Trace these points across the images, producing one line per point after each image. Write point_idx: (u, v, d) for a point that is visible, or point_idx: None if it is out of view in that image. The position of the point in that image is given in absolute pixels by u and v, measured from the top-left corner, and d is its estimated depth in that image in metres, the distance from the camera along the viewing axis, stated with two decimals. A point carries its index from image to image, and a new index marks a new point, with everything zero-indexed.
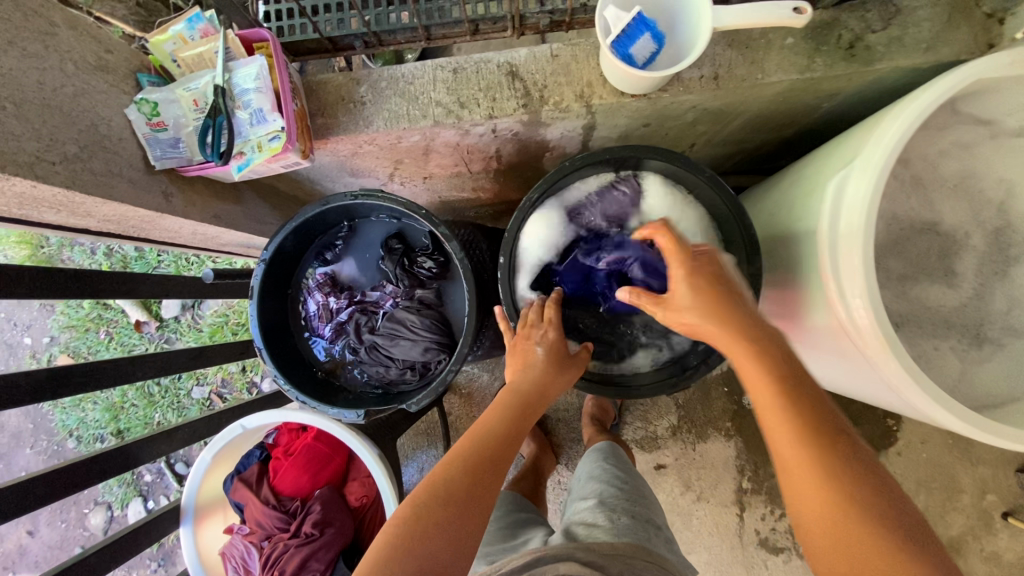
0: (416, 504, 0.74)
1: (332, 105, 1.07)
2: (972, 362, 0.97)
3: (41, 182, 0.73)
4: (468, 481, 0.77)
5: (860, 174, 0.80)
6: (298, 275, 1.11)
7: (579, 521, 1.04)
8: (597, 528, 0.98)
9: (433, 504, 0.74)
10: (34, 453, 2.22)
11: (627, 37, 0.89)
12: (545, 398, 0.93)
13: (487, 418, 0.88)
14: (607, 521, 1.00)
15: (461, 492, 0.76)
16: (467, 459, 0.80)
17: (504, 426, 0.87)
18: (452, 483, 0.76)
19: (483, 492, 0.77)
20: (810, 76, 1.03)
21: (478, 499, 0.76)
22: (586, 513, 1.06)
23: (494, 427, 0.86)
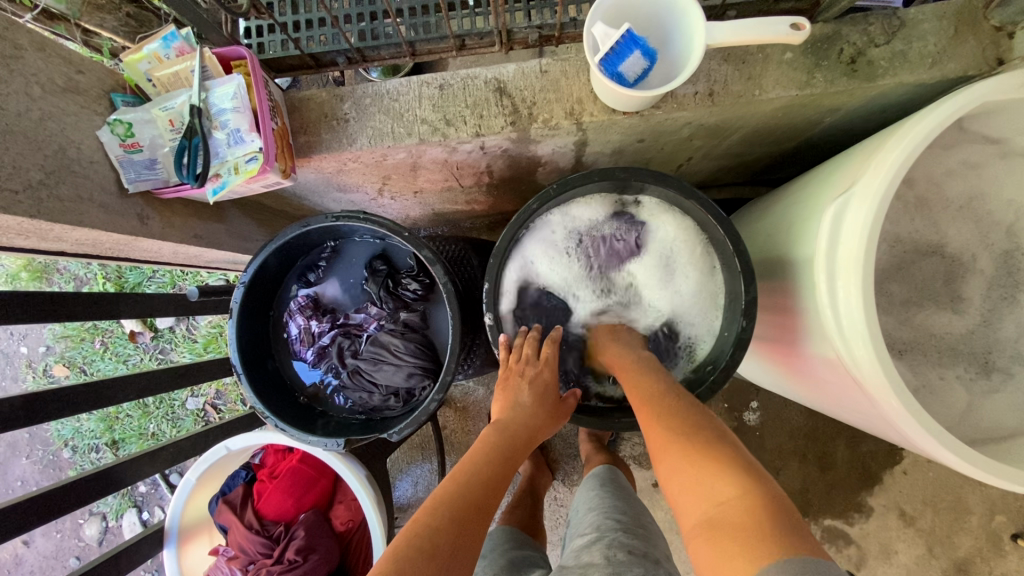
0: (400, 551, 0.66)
1: (315, 123, 1.05)
2: (981, 393, 0.93)
3: (2, 212, 0.71)
4: (455, 529, 0.71)
5: (860, 200, 0.75)
6: (280, 297, 1.08)
7: (576, 561, 1.02)
8: (593, 569, 0.95)
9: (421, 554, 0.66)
10: (30, 462, 2.21)
11: (615, 55, 0.86)
12: (531, 442, 0.91)
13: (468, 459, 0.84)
14: (604, 558, 0.97)
15: (446, 539, 0.69)
16: (450, 503, 0.74)
17: (491, 467, 0.83)
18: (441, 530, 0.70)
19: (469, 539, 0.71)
20: (809, 92, 0.98)
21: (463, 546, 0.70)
22: (583, 551, 1.03)
23: (480, 472, 0.81)
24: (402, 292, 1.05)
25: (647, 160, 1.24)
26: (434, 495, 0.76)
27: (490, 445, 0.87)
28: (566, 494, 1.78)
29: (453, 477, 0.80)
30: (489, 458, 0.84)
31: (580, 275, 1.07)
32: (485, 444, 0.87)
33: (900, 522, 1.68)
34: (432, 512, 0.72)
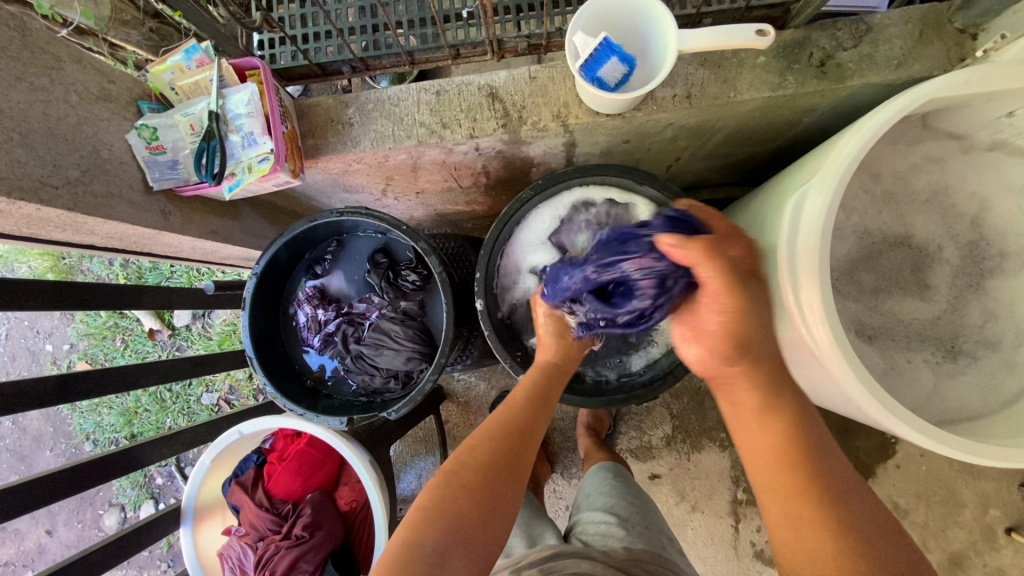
0: (457, 483, 0.78)
1: (322, 127, 1.13)
2: (946, 375, 0.98)
3: (45, 206, 0.80)
4: (504, 460, 0.82)
5: (815, 192, 0.82)
6: (290, 288, 1.16)
7: (591, 532, 1.09)
8: (612, 539, 1.03)
9: (475, 486, 0.78)
10: (54, 455, 2.32)
11: (594, 61, 0.93)
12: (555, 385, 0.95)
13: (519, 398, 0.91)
14: (620, 530, 1.06)
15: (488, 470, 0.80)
16: (505, 443, 0.84)
17: (535, 399, 0.92)
18: (494, 461, 0.81)
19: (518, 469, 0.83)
20: (782, 93, 1.05)
21: (512, 478, 0.81)
22: (598, 523, 1.10)
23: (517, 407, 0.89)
24: (401, 283, 1.12)
25: (635, 160, 1.31)
26: (489, 425, 0.87)
27: (540, 378, 0.95)
28: (564, 487, 1.84)
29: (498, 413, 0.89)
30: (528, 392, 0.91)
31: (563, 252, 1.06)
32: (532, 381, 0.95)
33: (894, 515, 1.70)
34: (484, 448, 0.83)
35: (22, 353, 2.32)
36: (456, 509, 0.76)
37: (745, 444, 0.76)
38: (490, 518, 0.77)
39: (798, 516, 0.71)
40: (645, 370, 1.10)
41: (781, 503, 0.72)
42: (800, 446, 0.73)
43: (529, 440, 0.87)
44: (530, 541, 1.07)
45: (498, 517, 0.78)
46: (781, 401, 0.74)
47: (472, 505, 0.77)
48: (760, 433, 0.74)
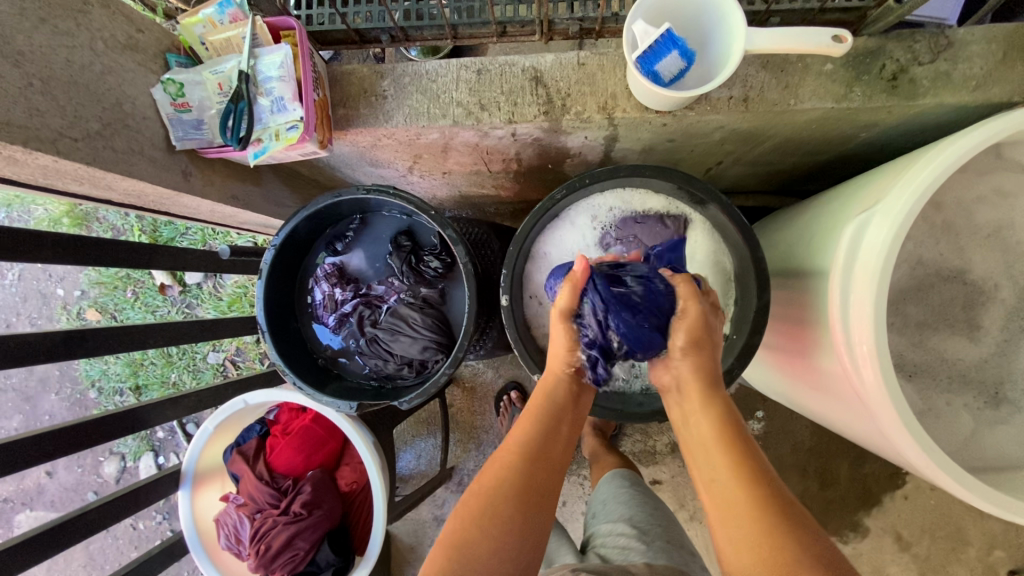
0: (469, 512, 0.75)
1: (354, 97, 1.07)
2: (986, 423, 0.92)
3: (63, 158, 0.76)
4: (524, 482, 0.77)
5: (880, 221, 0.75)
6: (309, 261, 1.12)
7: (610, 545, 1.08)
8: (632, 553, 1.02)
9: (486, 509, 0.74)
10: (58, 399, 2.32)
11: (653, 53, 0.87)
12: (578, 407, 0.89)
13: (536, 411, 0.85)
14: (641, 544, 1.04)
15: (524, 483, 0.77)
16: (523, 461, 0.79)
17: (551, 409, 0.85)
18: (514, 479, 0.77)
19: (529, 489, 0.77)
20: (846, 106, 0.98)
21: (531, 501, 0.76)
22: (616, 536, 1.09)
23: (542, 420, 0.84)
24: (423, 268, 1.08)
25: (676, 160, 1.24)
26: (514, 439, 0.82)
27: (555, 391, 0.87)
28: (562, 483, 1.82)
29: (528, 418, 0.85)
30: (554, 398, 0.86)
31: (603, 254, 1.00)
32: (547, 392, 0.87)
33: (895, 546, 1.66)
34: (496, 470, 0.79)
35: (34, 295, 2.31)
36: (468, 534, 0.72)
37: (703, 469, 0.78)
38: (506, 545, 0.72)
39: (735, 511, 0.70)
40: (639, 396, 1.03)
41: (724, 501, 0.72)
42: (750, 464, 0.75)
43: (544, 453, 0.81)
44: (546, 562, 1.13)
45: (523, 551, 0.73)
46: (721, 413, 0.81)
47: (482, 533, 0.72)
48: (707, 443, 0.78)
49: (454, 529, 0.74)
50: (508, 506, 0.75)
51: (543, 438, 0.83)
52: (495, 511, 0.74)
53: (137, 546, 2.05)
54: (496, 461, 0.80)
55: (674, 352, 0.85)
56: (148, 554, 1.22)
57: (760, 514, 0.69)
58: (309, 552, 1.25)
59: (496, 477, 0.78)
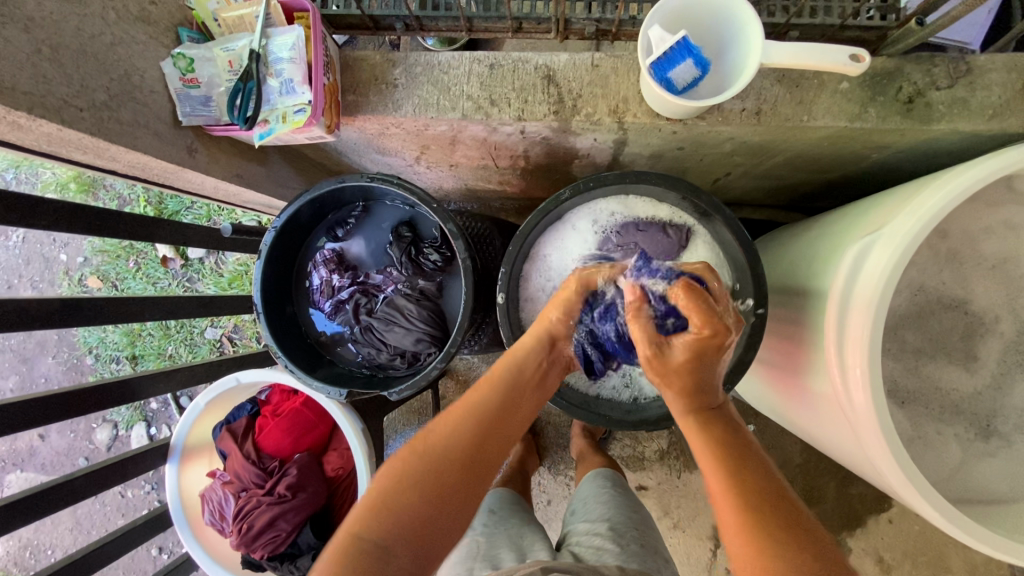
0: (406, 465, 0.74)
1: (364, 83, 1.07)
2: (976, 454, 0.92)
3: (67, 126, 0.76)
4: (466, 449, 0.76)
5: (884, 245, 0.74)
6: (308, 245, 1.12)
7: (584, 544, 1.08)
8: (606, 554, 1.02)
9: (426, 470, 0.73)
10: (55, 363, 2.33)
11: (667, 60, 0.86)
12: (540, 377, 0.87)
13: (496, 377, 0.84)
14: (615, 547, 1.04)
15: (465, 450, 0.76)
16: (469, 425, 0.78)
17: (514, 380, 0.84)
18: (453, 443, 0.76)
19: (476, 460, 0.76)
20: (859, 126, 0.97)
21: (472, 472, 0.75)
22: (592, 536, 1.09)
23: (495, 393, 0.82)
24: (422, 261, 1.08)
25: (684, 168, 1.23)
26: (466, 402, 0.81)
27: (521, 359, 0.86)
28: (549, 482, 1.82)
29: (487, 384, 0.84)
30: (512, 368, 0.84)
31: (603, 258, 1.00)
32: (511, 361, 0.86)
33: (876, 568, 1.66)
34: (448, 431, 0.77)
35: (37, 258, 2.32)
36: (406, 491, 0.72)
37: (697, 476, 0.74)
38: (440, 513, 0.72)
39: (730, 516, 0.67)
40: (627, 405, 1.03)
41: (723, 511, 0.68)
42: (748, 473, 0.69)
43: (497, 423, 0.80)
44: (518, 553, 1.14)
45: (453, 519, 0.73)
46: (716, 424, 0.74)
47: (417, 494, 0.72)
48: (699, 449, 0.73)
49: (390, 480, 0.73)
50: (449, 470, 0.74)
51: (500, 408, 0.81)
52: (439, 476, 0.73)
53: (123, 514, 2.07)
54: (449, 420, 0.78)
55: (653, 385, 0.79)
56: (110, 536, 1.22)
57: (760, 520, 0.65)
58: (291, 533, 1.26)
59: (446, 438, 0.76)
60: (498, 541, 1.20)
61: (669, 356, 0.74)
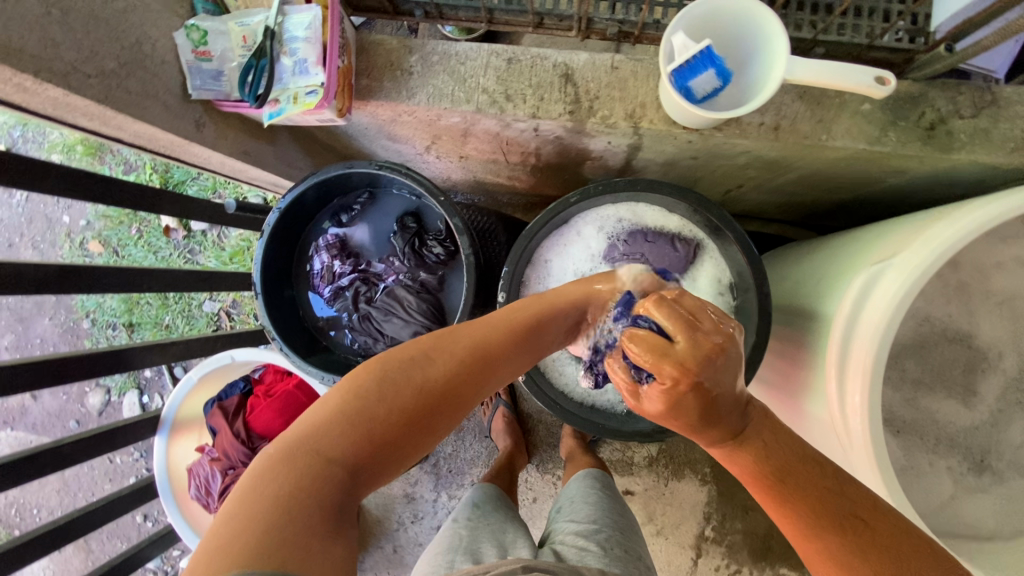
0: (386, 379, 0.61)
1: (379, 68, 1.05)
2: (968, 489, 0.91)
3: (74, 93, 0.74)
4: (453, 385, 0.64)
5: (894, 275, 0.73)
6: (312, 229, 1.11)
7: (567, 543, 1.07)
8: (588, 555, 1.02)
9: (407, 397, 0.61)
10: (51, 324, 2.33)
11: (689, 69, 0.84)
12: (545, 334, 0.76)
13: (507, 321, 0.72)
14: (598, 549, 1.04)
15: (451, 386, 0.64)
16: (466, 360, 0.66)
17: (524, 330, 0.72)
18: (442, 376, 0.64)
19: (457, 397, 0.65)
20: (878, 149, 0.95)
21: (446, 409, 0.64)
22: (575, 536, 1.09)
23: (501, 337, 0.70)
24: (426, 253, 1.07)
25: (696, 178, 1.22)
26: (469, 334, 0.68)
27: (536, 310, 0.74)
28: (536, 479, 1.82)
29: (495, 324, 0.71)
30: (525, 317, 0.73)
31: (607, 266, 0.99)
32: (527, 309, 0.74)
33: None
34: (442, 363, 0.65)
35: (39, 219, 2.30)
36: (373, 415, 0.60)
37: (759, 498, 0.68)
38: (402, 442, 0.62)
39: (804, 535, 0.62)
40: (622, 414, 1.02)
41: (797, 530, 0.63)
42: (830, 503, 0.62)
43: (495, 369, 0.69)
44: (500, 549, 1.14)
45: (408, 452, 0.63)
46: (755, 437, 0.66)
47: (388, 420, 0.60)
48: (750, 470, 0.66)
49: (356, 396, 0.60)
50: (427, 403, 0.63)
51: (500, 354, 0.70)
52: (419, 408, 0.62)
53: (110, 479, 2.07)
54: (448, 351, 0.65)
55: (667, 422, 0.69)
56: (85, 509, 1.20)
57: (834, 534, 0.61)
58: None
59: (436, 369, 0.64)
60: (480, 536, 1.20)
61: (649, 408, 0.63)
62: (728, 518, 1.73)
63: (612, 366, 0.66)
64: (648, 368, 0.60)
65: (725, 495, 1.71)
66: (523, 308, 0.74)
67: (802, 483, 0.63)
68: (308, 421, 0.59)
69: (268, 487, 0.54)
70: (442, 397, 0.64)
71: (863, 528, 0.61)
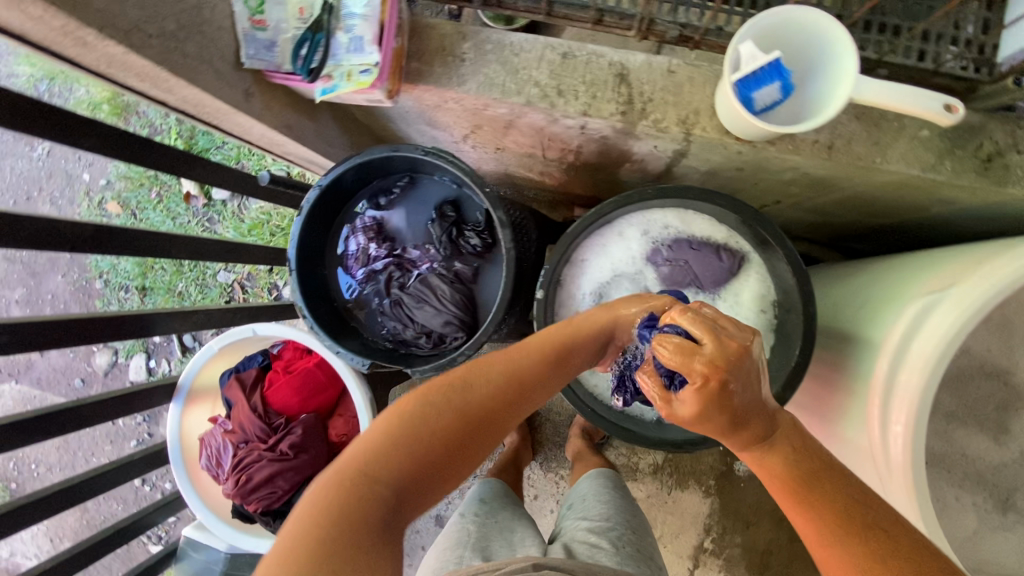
0: (431, 405, 0.63)
1: (432, 52, 1.03)
2: (991, 527, 0.90)
3: (133, 51, 0.73)
4: (496, 409, 0.66)
5: (949, 308, 0.72)
6: (349, 210, 1.09)
7: (579, 538, 1.08)
8: (600, 552, 1.02)
9: (451, 421, 0.63)
10: (63, 281, 2.32)
11: (755, 79, 0.83)
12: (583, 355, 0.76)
13: (544, 343, 0.72)
14: (609, 547, 1.05)
15: (494, 410, 0.66)
16: (507, 383, 0.67)
17: (563, 353, 0.72)
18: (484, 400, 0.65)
19: (501, 418, 0.67)
20: (933, 176, 0.94)
21: (491, 432, 0.66)
22: (587, 532, 1.09)
23: (540, 360, 0.70)
24: (462, 243, 1.05)
25: (736, 190, 1.20)
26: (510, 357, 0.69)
27: (573, 332, 0.74)
28: (539, 477, 1.82)
29: (535, 347, 0.71)
30: (563, 340, 0.73)
31: (647, 269, 0.98)
32: (564, 331, 0.74)
33: None
34: (480, 387, 0.66)
35: (59, 174, 2.29)
36: (419, 441, 0.62)
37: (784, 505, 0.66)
38: (448, 465, 0.63)
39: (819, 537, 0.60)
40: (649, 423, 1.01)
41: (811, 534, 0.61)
42: (852, 509, 0.60)
43: (536, 391, 0.70)
44: (510, 548, 1.14)
45: (456, 473, 0.65)
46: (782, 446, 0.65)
47: (435, 444, 0.62)
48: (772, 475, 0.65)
49: (403, 422, 0.62)
50: (471, 427, 0.64)
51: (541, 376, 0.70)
52: (463, 433, 0.63)
53: (111, 441, 2.07)
54: (487, 376, 0.66)
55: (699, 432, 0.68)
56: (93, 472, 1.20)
57: (850, 535, 0.59)
58: (287, 493, 1.27)
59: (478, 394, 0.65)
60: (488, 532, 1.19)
61: (683, 415, 0.61)
62: (728, 532, 1.73)
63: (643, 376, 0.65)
64: (677, 370, 0.60)
65: (727, 509, 1.71)
66: (556, 329, 0.74)
67: (827, 487, 0.62)
68: (359, 447, 0.61)
69: (326, 512, 0.56)
70: (485, 421, 0.65)
71: (885, 539, 0.58)
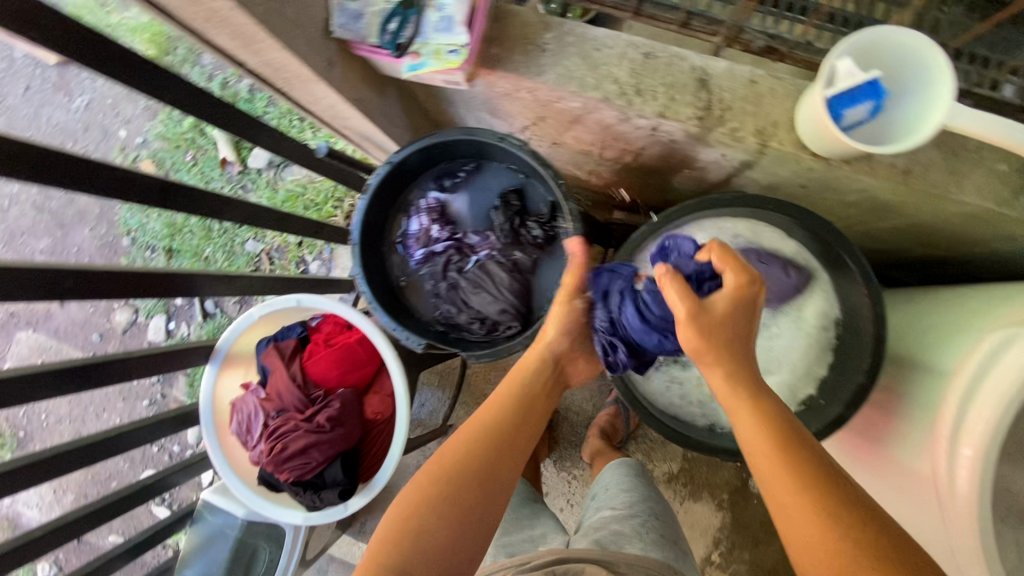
0: (428, 482, 0.74)
1: (513, 39, 1.03)
2: None
3: (239, 8, 0.73)
4: (484, 457, 0.78)
5: None
6: (413, 189, 1.09)
7: (603, 527, 1.08)
8: (625, 540, 1.02)
9: (450, 483, 0.74)
10: (90, 236, 2.32)
11: (850, 96, 0.83)
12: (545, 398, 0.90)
13: (501, 396, 0.87)
14: (633, 533, 1.05)
15: (481, 458, 0.77)
16: (483, 434, 0.80)
17: (523, 398, 0.87)
18: (469, 453, 0.78)
19: (495, 465, 0.78)
20: (1005, 211, 0.94)
21: (491, 482, 0.76)
22: (610, 520, 1.09)
23: (503, 409, 0.85)
24: (523, 233, 1.06)
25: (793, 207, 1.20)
26: (477, 418, 0.83)
27: (523, 376, 0.90)
28: (551, 475, 1.82)
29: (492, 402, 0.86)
30: (519, 388, 0.88)
31: None
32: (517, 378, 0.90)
33: None
34: (462, 450, 0.78)
35: (95, 128, 2.28)
36: (430, 511, 0.71)
37: (764, 494, 0.67)
38: (465, 524, 0.72)
39: (796, 504, 0.63)
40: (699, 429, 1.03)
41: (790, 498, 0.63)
42: (831, 484, 0.63)
43: (513, 433, 0.82)
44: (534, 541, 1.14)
45: (478, 529, 0.73)
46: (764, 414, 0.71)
47: (444, 507, 0.72)
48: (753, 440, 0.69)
49: (411, 507, 0.72)
50: (470, 482, 0.75)
51: (511, 420, 0.84)
52: (462, 489, 0.74)
53: (125, 398, 2.07)
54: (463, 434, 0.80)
55: (691, 358, 0.76)
56: (127, 426, 1.20)
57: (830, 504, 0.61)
58: (320, 466, 1.26)
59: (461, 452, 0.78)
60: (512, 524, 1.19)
61: (711, 312, 0.75)
62: (737, 547, 1.73)
63: (669, 273, 0.77)
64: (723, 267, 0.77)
65: (738, 524, 1.71)
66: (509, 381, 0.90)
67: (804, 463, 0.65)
68: (382, 542, 0.70)
69: None
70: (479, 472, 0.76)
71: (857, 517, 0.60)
